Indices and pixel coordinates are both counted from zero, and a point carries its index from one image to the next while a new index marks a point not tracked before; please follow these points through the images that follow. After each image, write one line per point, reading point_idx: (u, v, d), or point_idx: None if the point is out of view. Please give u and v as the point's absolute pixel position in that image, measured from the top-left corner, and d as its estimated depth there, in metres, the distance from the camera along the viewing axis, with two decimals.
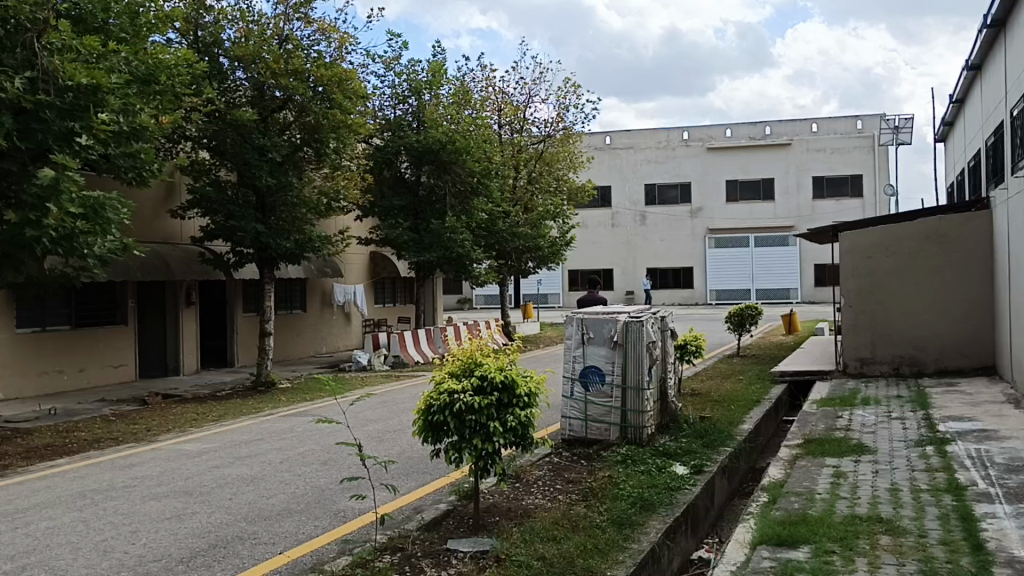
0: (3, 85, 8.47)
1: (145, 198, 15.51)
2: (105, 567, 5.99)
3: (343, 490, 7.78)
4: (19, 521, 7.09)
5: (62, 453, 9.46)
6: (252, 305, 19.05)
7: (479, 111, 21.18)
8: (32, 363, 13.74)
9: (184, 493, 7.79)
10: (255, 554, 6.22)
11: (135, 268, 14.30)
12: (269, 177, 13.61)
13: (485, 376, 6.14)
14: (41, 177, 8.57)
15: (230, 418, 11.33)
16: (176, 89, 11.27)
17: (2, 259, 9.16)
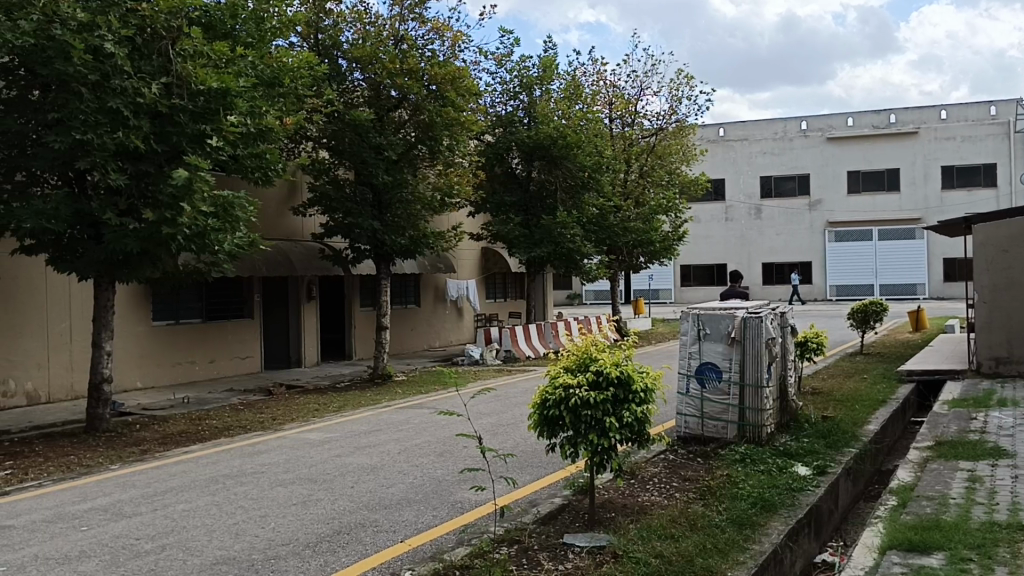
0: (141, 91, 9.06)
1: (269, 197, 16.16)
2: (238, 549, 6.27)
3: (461, 481, 7.90)
4: (158, 503, 7.51)
5: (195, 439, 9.97)
6: (369, 300, 19.58)
7: (591, 105, 21.08)
8: (168, 354, 14.53)
9: (309, 480, 8.08)
10: (377, 541, 6.38)
11: (260, 263, 14.91)
12: (385, 174, 13.95)
13: (600, 371, 6.08)
14: (177, 177, 9.10)
15: (350, 409, 11.69)
16: (299, 90, 11.68)
17: (140, 256, 9.70)
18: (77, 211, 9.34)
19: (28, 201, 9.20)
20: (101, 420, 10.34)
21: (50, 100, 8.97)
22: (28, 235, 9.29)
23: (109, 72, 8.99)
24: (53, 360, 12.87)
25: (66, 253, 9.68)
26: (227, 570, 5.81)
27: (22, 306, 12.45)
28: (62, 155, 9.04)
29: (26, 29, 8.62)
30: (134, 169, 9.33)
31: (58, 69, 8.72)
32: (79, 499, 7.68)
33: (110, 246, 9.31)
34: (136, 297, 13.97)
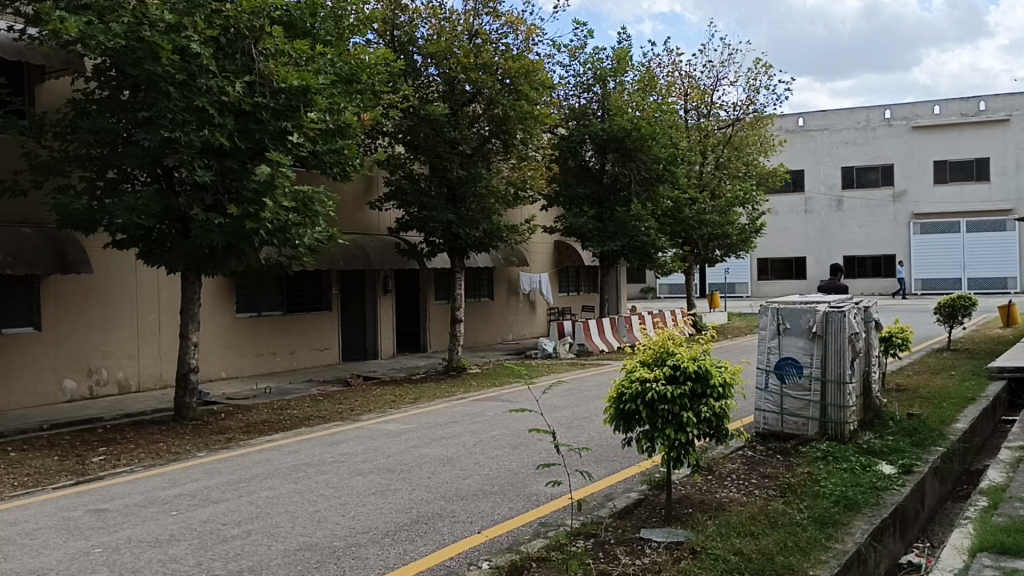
0: (226, 90, 9.29)
1: (347, 192, 16.46)
2: (320, 536, 6.42)
3: (538, 474, 7.93)
4: (243, 490, 7.74)
5: (277, 428, 10.24)
6: (443, 294, 19.77)
7: (666, 96, 20.83)
8: (250, 345, 14.95)
9: (387, 470, 8.23)
10: (455, 531, 6.46)
11: (338, 257, 15.20)
12: (460, 169, 14.09)
13: (677, 366, 6.01)
14: (259, 173, 9.35)
15: (425, 400, 11.84)
16: (376, 86, 11.86)
17: (225, 250, 10.00)
18: (165, 207, 9.68)
19: (120, 197, 9.59)
20: (188, 408, 10.72)
21: (141, 100, 9.30)
22: (120, 230, 9.68)
23: (195, 72, 9.28)
24: (143, 350, 13.37)
25: (155, 247, 10.05)
26: (310, 556, 5.96)
27: (114, 298, 12.96)
28: (151, 153, 9.39)
29: (118, 32, 8.97)
30: (220, 166, 9.63)
31: (148, 69, 9.05)
32: (168, 485, 7.98)
33: (197, 241, 9.62)
34: (221, 289, 14.41)
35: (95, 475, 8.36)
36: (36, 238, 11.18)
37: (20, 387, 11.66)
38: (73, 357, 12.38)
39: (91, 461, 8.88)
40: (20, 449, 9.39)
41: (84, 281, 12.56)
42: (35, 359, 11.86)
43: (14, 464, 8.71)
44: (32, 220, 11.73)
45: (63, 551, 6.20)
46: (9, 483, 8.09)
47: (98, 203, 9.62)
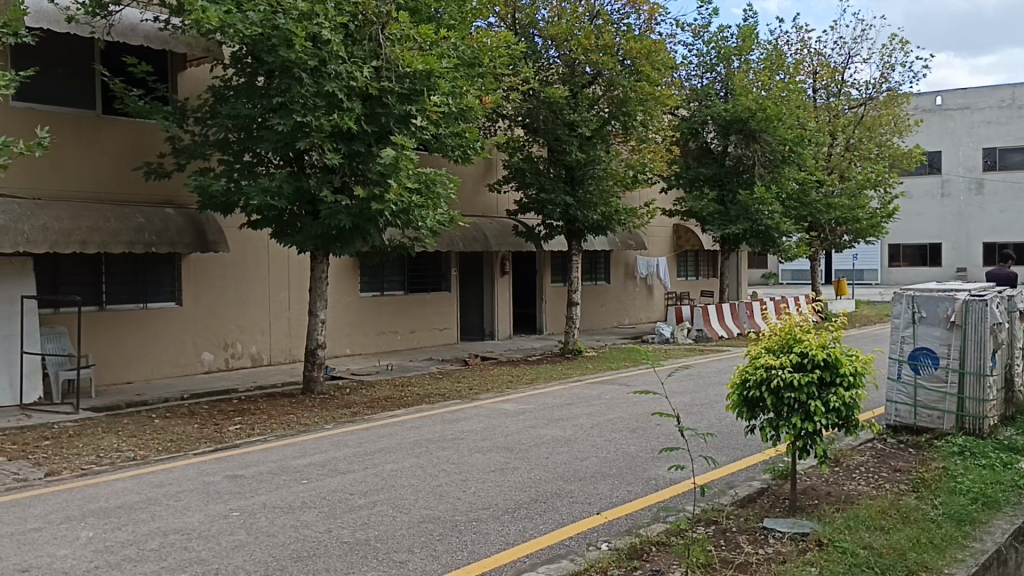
0: (354, 75, 9.56)
1: (467, 174, 16.70)
2: (442, 509, 6.59)
3: (657, 458, 7.88)
4: (368, 462, 8.02)
5: (399, 404, 10.54)
6: (560, 276, 19.83)
7: (794, 75, 20.17)
8: (373, 324, 15.41)
9: (506, 449, 8.34)
10: (573, 511, 6.50)
11: (458, 239, 15.47)
12: (579, 151, 14.09)
13: (805, 353, 5.81)
14: (385, 156, 9.63)
15: (542, 382, 11.93)
16: (497, 69, 11.97)
17: (351, 231, 10.34)
18: (297, 189, 10.10)
19: (256, 179, 10.07)
20: (315, 382, 11.17)
21: (276, 86, 9.71)
22: (256, 211, 10.17)
23: (325, 58, 9.58)
24: (273, 326, 14.00)
25: (287, 228, 10.48)
26: (433, 528, 6.12)
27: (248, 276, 13.60)
28: (284, 137, 9.80)
29: (255, 20, 9.35)
30: (348, 149, 9.96)
31: (282, 57, 9.42)
32: (298, 454, 8.34)
33: (325, 222, 10.01)
34: (346, 269, 14.89)
35: (231, 442, 8.83)
36: (178, 218, 11.81)
37: (164, 358, 12.41)
38: (210, 331, 13.07)
39: (227, 429, 9.38)
40: (163, 416, 10.01)
41: (221, 259, 13.22)
42: (177, 332, 12.59)
43: (158, 431, 9.29)
44: (175, 201, 12.42)
45: (204, 512, 6.58)
46: (155, 447, 8.65)
47: (235, 185, 10.15)
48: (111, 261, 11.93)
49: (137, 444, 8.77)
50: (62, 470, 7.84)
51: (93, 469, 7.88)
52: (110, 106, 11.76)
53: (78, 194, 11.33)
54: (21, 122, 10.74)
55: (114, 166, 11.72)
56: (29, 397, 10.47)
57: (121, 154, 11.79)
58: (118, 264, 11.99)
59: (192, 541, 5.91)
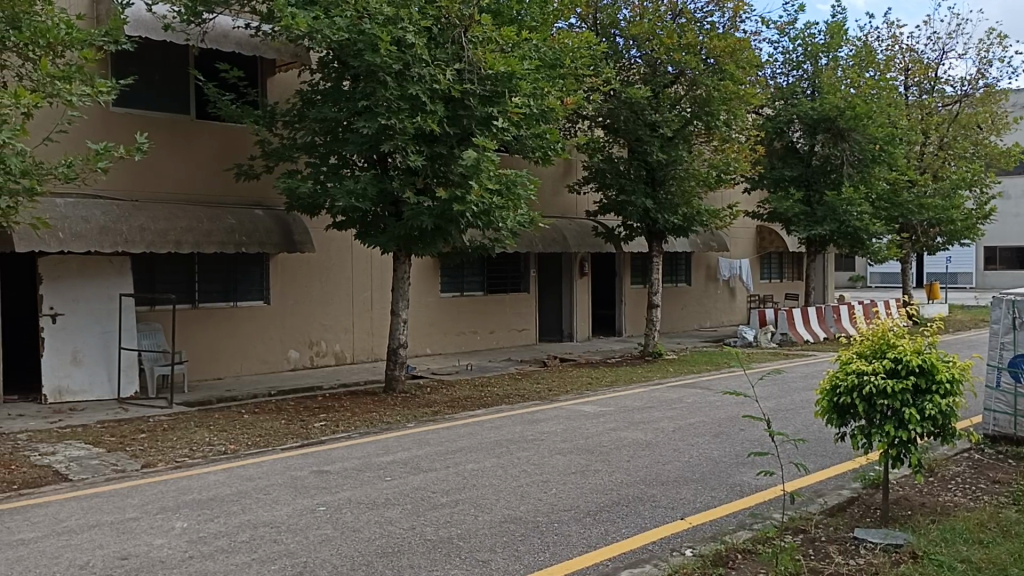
0: (437, 77, 9.66)
1: (547, 175, 16.73)
2: (523, 510, 6.60)
3: (743, 464, 7.74)
4: (450, 461, 8.09)
5: (479, 404, 10.61)
6: (639, 278, 19.68)
7: (884, 72, 19.58)
8: (454, 323, 15.56)
9: (586, 451, 8.31)
10: (656, 516, 6.43)
11: (538, 240, 15.49)
12: (660, 152, 13.95)
13: (899, 359, 5.61)
14: (467, 158, 9.72)
15: (622, 384, 11.85)
16: (579, 70, 11.95)
17: (433, 232, 10.47)
18: (381, 190, 10.27)
19: (341, 181, 10.28)
20: (397, 380, 11.34)
21: (361, 90, 9.89)
22: (341, 213, 10.39)
23: (409, 61, 9.70)
24: (357, 325, 14.26)
25: (370, 229, 10.66)
26: (515, 528, 6.14)
27: (332, 275, 13.87)
28: (369, 140, 9.98)
29: (342, 25, 9.55)
30: (430, 151, 10.08)
31: (368, 61, 9.58)
32: (381, 452, 8.47)
33: (408, 223, 10.15)
34: (426, 269, 15.06)
35: (317, 438, 9.03)
36: (266, 219, 12.12)
37: (252, 355, 12.78)
38: (296, 329, 13.39)
39: (313, 426, 9.60)
40: (252, 412, 10.30)
41: (307, 259, 13.52)
42: (265, 330, 12.94)
43: (246, 426, 9.56)
44: (263, 202, 12.77)
45: (292, 506, 6.74)
46: (244, 441, 8.90)
47: (321, 187, 10.39)
48: (202, 261, 12.33)
49: (227, 438, 9.04)
50: (158, 462, 8.14)
51: (186, 462, 8.16)
52: (203, 110, 12.16)
53: (172, 196, 11.75)
54: (120, 127, 11.20)
55: (206, 168, 12.11)
56: (126, 391, 10.94)
57: (212, 157, 12.17)
58: (209, 263, 12.40)
59: (281, 534, 6.06)
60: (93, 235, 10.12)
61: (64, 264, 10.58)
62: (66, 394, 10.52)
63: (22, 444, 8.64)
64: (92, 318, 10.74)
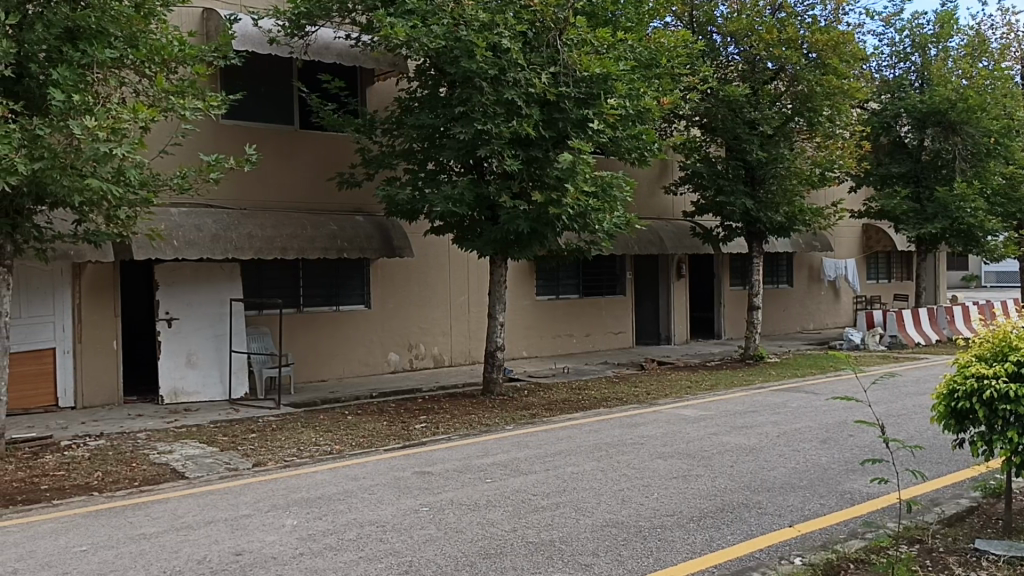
0: (532, 81, 9.70)
1: (643, 177, 16.60)
2: (625, 514, 6.55)
3: (854, 471, 7.48)
4: (550, 464, 8.09)
5: (577, 407, 10.59)
6: (739, 279, 19.29)
7: (999, 61, 18.64)
8: (550, 326, 15.58)
9: (688, 455, 8.19)
10: (762, 523, 6.27)
11: (634, 242, 15.37)
12: (760, 150, 13.64)
13: (1022, 362, 5.31)
14: (562, 161, 9.70)
15: (723, 388, 11.63)
16: (675, 69, 11.82)
17: (529, 235, 10.51)
18: (478, 195, 10.37)
19: (439, 187, 10.44)
20: (495, 383, 11.43)
21: (458, 96, 10.03)
22: (439, 218, 10.55)
23: (505, 66, 9.78)
24: (455, 328, 14.45)
25: (468, 233, 10.80)
26: (617, 533, 6.09)
27: (430, 280, 14.09)
28: (465, 145, 10.10)
29: (439, 33, 9.70)
30: (526, 154, 10.12)
31: (465, 67, 9.70)
32: (482, 454, 8.54)
33: (505, 227, 10.22)
34: (522, 273, 15.12)
35: (418, 440, 9.17)
36: (367, 225, 12.41)
37: (354, 358, 13.09)
38: (396, 333, 13.65)
39: (414, 427, 9.76)
40: (355, 413, 10.55)
41: (406, 264, 13.77)
42: (366, 334, 13.25)
43: (349, 427, 9.80)
44: (364, 209, 13.08)
45: (396, 506, 6.86)
46: (348, 442, 9.12)
47: (420, 193, 10.57)
48: (307, 267, 12.72)
49: (332, 438, 9.28)
50: (268, 461, 8.42)
51: (295, 461, 8.41)
52: (306, 120, 12.55)
53: (278, 204, 12.15)
54: (229, 138, 11.66)
55: (309, 176, 12.49)
56: (236, 392, 11.37)
57: (315, 166, 12.54)
58: (312, 269, 12.77)
59: (386, 533, 6.18)
60: (206, 242, 10.56)
61: (179, 271, 11.08)
62: (182, 394, 11.01)
63: (142, 442, 9.07)
64: (205, 322, 11.22)
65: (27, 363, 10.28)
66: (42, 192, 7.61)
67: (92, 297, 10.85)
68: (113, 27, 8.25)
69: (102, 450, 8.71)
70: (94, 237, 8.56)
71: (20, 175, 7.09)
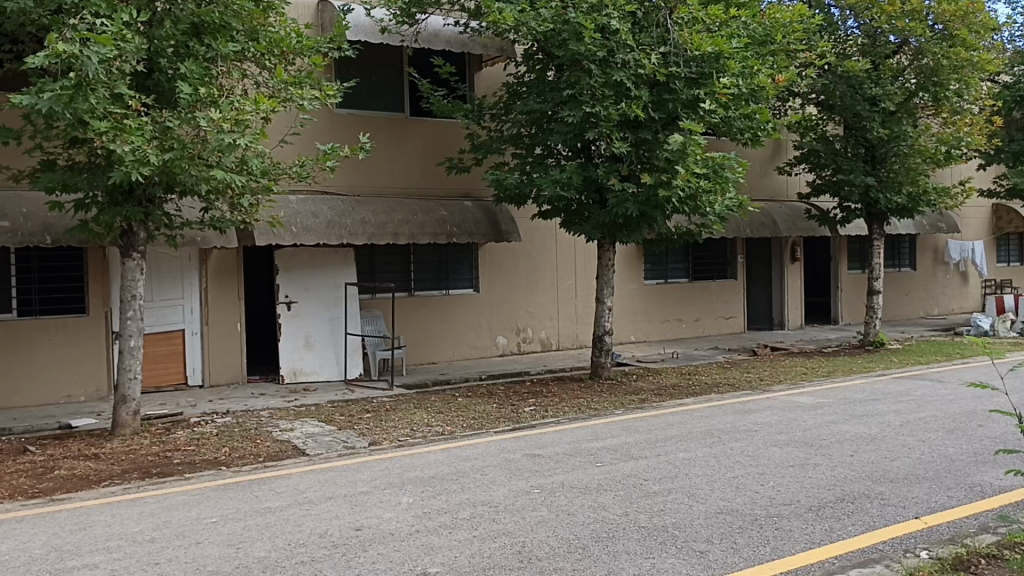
0: (642, 62, 9.56)
1: (755, 158, 16.17)
2: (741, 502, 6.42)
3: (985, 462, 7.13)
4: (660, 449, 8.02)
5: (687, 392, 10.47)
6: (857, 263, 18.62)
7: None
8: (658, 310, 15.40)
9: (805, 444, 7.97)
10: (886, 514, 6.04)
11: (746, 225, 15.01)
12: (881, 127, 13.08)
13: None
14: (672, 142, 9.53)
15: (841, 375, 11.28)
16: (790, 45, 11.45)
17: (639, 218, 10.40)
18: (586, 178, 10.33)
19: (547, 171, 10.44)
20: (603, 367, 11.41)
21: (566, 79, 10.00)
22: (547, 202, 10.56)
23: (614, 48, 9.68)
24: (563, 312, 14.47)
25: (576, 217, 10.77)
26: (733, 520, 5.99)
27: (538, 264, 14.14)
28: (574, 128, 10.07)
29: (547, 16, 9.67)
30: (635, 137, 10.02)
31: (573, 50, 9.64)
32: (592, 438, 8.54)
33: (613, 210, 10.15)
34: (631, 257, 15.00)
35: (528, 423, 9.24)
36: (476, 210, 12.54)
37: (464, 341, 13.29)
38: (505, 317, 13.78)
39: (523, 410, 9.85)
40: (466, 395, 10.72)
41: (514, 249, 13.86)
42: (475, 317, 13.42)
43: (460, 408, 9.97)
44: (472, 194, 13.22)
45: (509, 487, 6.95)
46: (460, 423, 9.28)
47: (528, 177, 10.60)
48: (418, 252, 12.97)
49: (444, 420, 9.46)
50: (383, 440, 8.65)
51: (408, 441, 8.61)
52: (416, 107, 12.75)
53: (390, 190, 12.42)
54: (344, 127, 11.98)
55: (420, 163, 12.70)
56: (352, 372, 11.74)
57: (426, 152, 12.75)
58: (423, 254, 13.01)
59: (500, 513, 6.26)
60: (322, 228, 10.90)
61: (297, 256, 11.46)
62: (300, 374, 11.43)
63: (265, 420, 9.47)
64: (321, 305, 11.61)
65: (159, 343, 10.88)
66: (172, 181, 8.00)
67: (218, 281, 11.35)
68: (235, 21, 8.54)
69: (228, 427, 9.14)
70: (219, 223, 8.96)
71: (152, 165, 7.45)
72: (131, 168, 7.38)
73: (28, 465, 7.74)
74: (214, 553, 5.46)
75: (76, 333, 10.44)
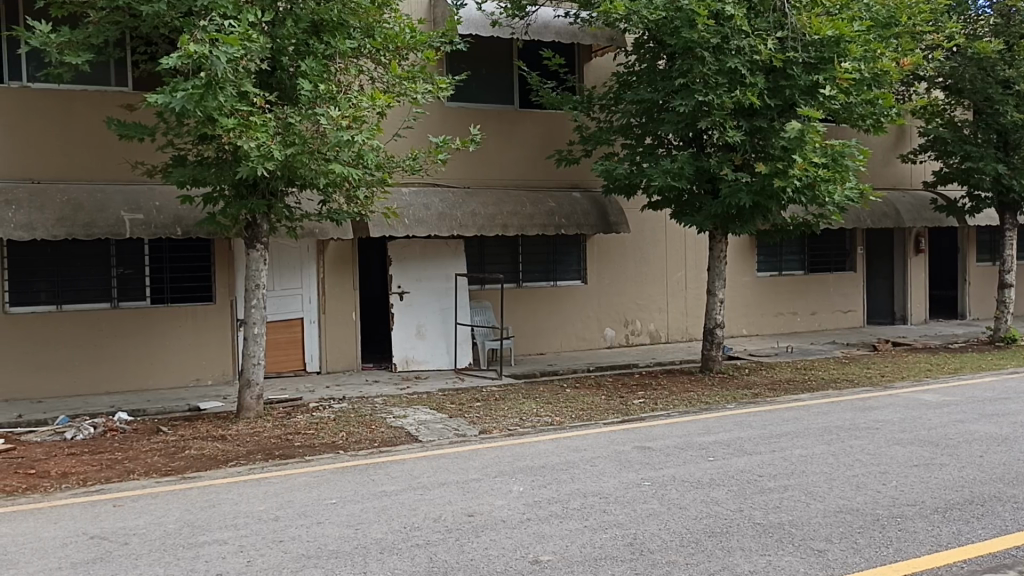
0: (757, 48, 9.31)
1: (875, 145, 15.56)
2: (861, 501, 6.21)
3: None
4: (775, 445, 7.83)
5: (803, 388, 10.19)
6: (987, 254, 17.67)
7: None
8: (771, 304, 15.03)
9: (930, 443, 7.64)
10: (1020, 518, 5.73)
11: (866, 216, 14.46)
12: (1015, 111, 12.35)
13: None
14: (789, 129, 9.26)
15: (969, 372, 10.73)
16: (916, 26, 10.94)
17: (753, 208, 10.16)
18: (698, 168, 10.17)
19: (657, 161, 10.33)
20: (714, 361, 11.22)
21: (677, 68, 9.85)
22: (657, 193, 10.44)
23: (728, 34, 9.48)
24: (672, 305, 14.31)
25: (687, 208, 10.63)
26: (853, 520, 5.79)
27: (648, 256, 14.01)
28: (686, 117, 9.93)
29: (659, 4, 9.54)
30: (750, 125, 9.81)
31: (685, 37, 9.50)
32: (703, 432, 8.42)
33: (725, 200, 9.95)
34: (745, 250, 14.67)
35: (637, 415, 9.18)
36: (585, 201, 12.52)
37: (572, 333, 13.32)
38: (614, 309, 13.73)
39: (633, 402, 9.80)
40: (574, 386, 10.73)
41: (624, 240, 13.78)
42: (584, 309, 13.42)
43: (569, 399, 10.00)
44: (580, 185, 13.22)
45: (619, 479, 6.92)
46: (569, 414, 9.30)
47: (638, 168, 10.51)
48: (527, 243, 13.05)
49: (553, 410, 9.50)
50: (494, 429, 8.77)
51: (518, 430, 8.70)
52: (526, 99, 12.84)
53: (500, 182, 12.54)
54: (456, 120, 12.16)
55: (530, 155, 12.77)
56: (461, 361, 11.95)
57: (536, 144, 12.82)
58: (532, 245, 13.09)
59: (610, 504, 6.26)
60: (435, 220, 11.12)
61: (409, 248, 11.73)
62: (412, 363, 11.70)
63: (379, 407, 9.74)
64: (433, 295, 11.85)
65: (280, 331, 11.33)
66: (293, 175, 8.30)
67: (337, 271, 11.73)
68: (352, 19, 8.80)
69: (344, 412, 9.44)
70: (336, 215, 9.24)
71: (275, 160, 7.75)
72: (256, 162, 7.70)
73: (161, 445, 8.21)
74: (333, 533, 5.66)
75: (204, 320, 10.99)
